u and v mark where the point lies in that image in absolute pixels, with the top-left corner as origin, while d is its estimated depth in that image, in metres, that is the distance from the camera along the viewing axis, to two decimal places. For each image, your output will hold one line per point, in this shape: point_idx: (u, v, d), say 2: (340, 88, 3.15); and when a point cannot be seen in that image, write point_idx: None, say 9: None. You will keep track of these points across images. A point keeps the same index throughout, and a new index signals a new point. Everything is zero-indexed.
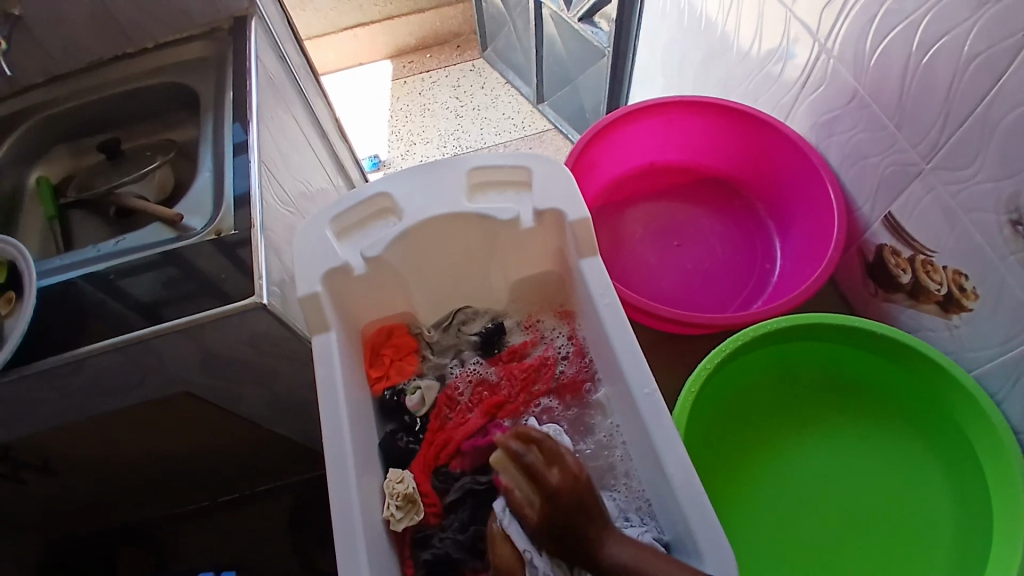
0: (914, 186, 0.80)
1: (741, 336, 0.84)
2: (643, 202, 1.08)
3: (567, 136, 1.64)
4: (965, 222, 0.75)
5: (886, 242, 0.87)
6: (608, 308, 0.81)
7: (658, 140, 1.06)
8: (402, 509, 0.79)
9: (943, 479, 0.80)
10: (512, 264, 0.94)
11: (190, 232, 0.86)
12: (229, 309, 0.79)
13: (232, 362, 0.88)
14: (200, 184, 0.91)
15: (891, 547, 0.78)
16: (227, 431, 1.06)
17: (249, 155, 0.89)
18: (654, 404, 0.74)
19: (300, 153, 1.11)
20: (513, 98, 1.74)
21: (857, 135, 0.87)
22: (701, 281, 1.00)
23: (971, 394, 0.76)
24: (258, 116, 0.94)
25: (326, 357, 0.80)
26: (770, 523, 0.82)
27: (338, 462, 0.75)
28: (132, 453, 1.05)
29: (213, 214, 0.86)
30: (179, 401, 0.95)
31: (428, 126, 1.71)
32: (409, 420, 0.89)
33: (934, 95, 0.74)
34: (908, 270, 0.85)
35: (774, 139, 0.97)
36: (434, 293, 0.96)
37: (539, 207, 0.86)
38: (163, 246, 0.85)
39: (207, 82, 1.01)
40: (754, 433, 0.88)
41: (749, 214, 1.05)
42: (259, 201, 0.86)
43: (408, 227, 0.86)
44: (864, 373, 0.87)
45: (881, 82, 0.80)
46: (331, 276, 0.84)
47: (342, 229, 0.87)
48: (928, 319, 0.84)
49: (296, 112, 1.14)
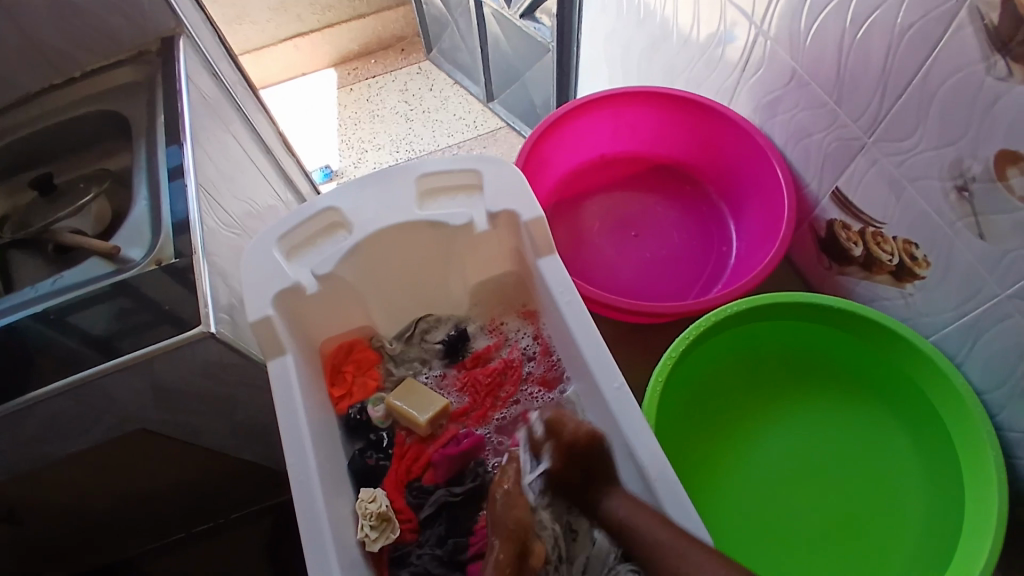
0: (858, 159, 0.81)
1: (701, 323, 0.84)
2: (598, 195, 1.07)
3: (520, 132, 1.63)
4: (910, 191, 0.76)
5: (836, 217, 0.88)
6: (569, 306, 0.81)
7: (607, 132, 1.06)
8: (377, 528, 0.77)
9: (911, 446, 0.82)
10: (469, 267, 0.93)
11: (129, 264, 0.82)
12: (178, 340, 0.77)
13: (188, 395, 0.85)
14: (137, 212, 0.87)
15: (867, 516, 0.79)
16: (193, 464, 1.03)
17: (185, 178, 0.86)
18: (623, 399, 0.73)
19: (243, 172, 1.08)
20: (462, 98, 1.72)
21: (800, 113, 0.87)
22: (660, 269, 1.00)
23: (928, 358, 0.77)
24: (193, 136, 0.91)
25: (283, 382, 0.79)
26: (744, 504, 0.82)
27: (304, 486, 0.73)
28: (96, 496, 1.00)
29: (152, 242, 0.82)
30: (138, 439, 0.91)
31: (378, 133, 1.68)
32: (376, 438, 0.86)
33: (871, 68, 0.74)
34: (859, 243, 0.85)
35: (720, 123, 0.97)
36: (393, 305, 0.94)
37: (492, 209, 0.85)
38: (103, 280, 0.81)
39: (138, 105, 0.97)
40: (725, 418, 0.88)
41: (703, 199, 1.06)
42: (199, 225, 0.83)
43: (360, 239, 0.85)
44: (830, 350, 0.88)
45: (819, 60, 0.80)
46: (283, 298, 0.82)
47: (291, 248, 0.85)
48: (882, 290, 0.85)
49: (235, 130, 1.11)
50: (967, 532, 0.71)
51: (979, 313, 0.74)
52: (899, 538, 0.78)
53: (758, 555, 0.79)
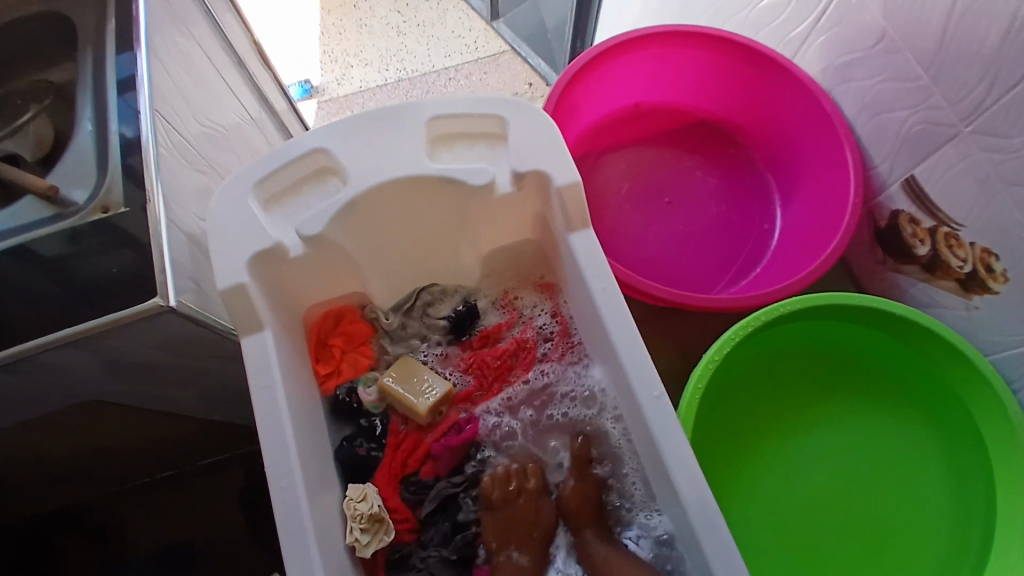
0: (946, 149, 0.70)
1: (751, 320, 0.74)
2: (628, 152, 0.95)
3: (526, 59, 1.44)
4: (1004, 196, 0.66)
5: (904, 209, 0.78)
6: (604, 295, 0.69)
7: (646, 77, 0.91)
8: (368, 531, 0.69)
9: (944, 457, 0.76)
10: (484, 233, 0.81)
11: (71, 208, 0.67)
12: (123, 315, 0.63)
13: (148, 367, 0.73)
14: (80, 139, 0.71)
15: (893, 532, 0.74)
16: (156, 426, 0.92)
17: (138, 92, 0.70)
18: (662, 410, 0.64)
19: (215, 92, 0.90)
20: (463, 13, 1.52)
21: (882, 84, 0.75)
22: (694, 245, 0.89)
23: (980, 370, 0.70)
24: (151, 49, 0.74)
25: (262, 362, 0.67)
26: (766, 512, 0.76)
27: (286, 493, 0.63)
28: (43, 456, 0.90)
29: (98, 181, 0.67)
30: (90, 405, 0.79)
31: (366, 45, 1.48)
32: (367, 424, 0.77)
33: (985, 45, 0.63)
34: (926, 241, 0.76)
35: (779, 79, 0.84)
36: (394, 271, 0.82)
37: (518, 170, 0.71)
38: (38, 228, 0.66)
39: (82, 5, 0.78)
40: (749, 416, 0.80)
41: (745, 164, 0.94)
42: (155, 154, 0.68)
43: (358, 195, 0.71)
44: (865, 349, 0.81)
45: (922, 24, 0.67)
46: (260, 260, 0.69)
47: (270, 198, 0.72)
48: (943, 296, 0.76)
49: (202, 37, 0.92)
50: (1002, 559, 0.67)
51: None
52: (924, 556, 0.73)
53: (776, 569, 0.73)
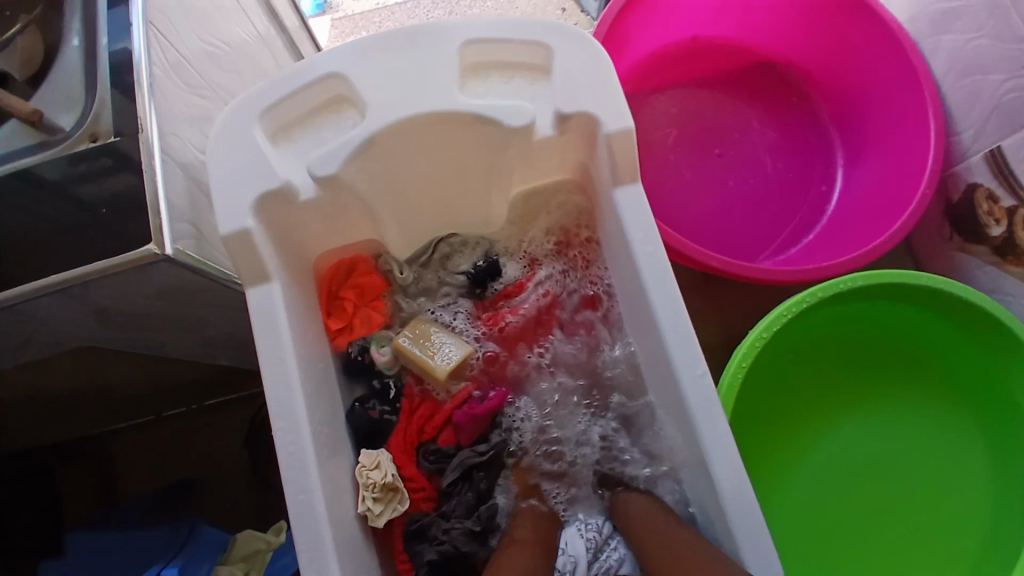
0: None
1: (805, 298, 0.69)
2: (677, 94, 0.86)
3: None
4: None
5: (982, 183, 0.70)
6: (650, 261, 0.63)
7: (706, 7, 0.81)
8: (381, 500, 0.66)
9: (987, 443, 0.72)
10: (517, 178, 0.74)
11: (55, 136, 0.59)
12: (116, 262, 0.57)
13: (146, 316, 0.67)
14: (67, 55, 0.62)
15: (930, 521, 0.72)
16: (157, 368, 0.88)
17: (128, 4, 0.61)
18: (706, 393, 0.59)
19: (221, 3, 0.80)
20: None
21: (979, 39, 0.66)
22: (743, 204, 0.82)
23: None
24: None
25: (271, 316, 0.62)
26: (799, 500, 0.73)
27: (294, 459, 0.59)
28: (39, 394, 0.85)
29: (86, 107, 0.59)
30: (85, 351, 0.74)
31: None
32: (380, 386, 0.73)
33: None
34: (1002, 222, 0.68)
35: (859, 17, 0.75)
36: (419, 218, 0.75)
37: (563, 111, 0.63)
38: (20, 159, 0.59)
39: None
40: (785, 398, 0.76)
41: (805, 116, 0.85)
42: (150, 76, 0.59)
43: (380, 132, 0.63)
44: (910, 332, 0.76)
45: None
46: (267, 203, 0.62)
47: (279, 132, 0.64)
48: (1011, 283, 0.70)
49: None
50: None
51: None
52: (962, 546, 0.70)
53: (809, 557, 0.71)
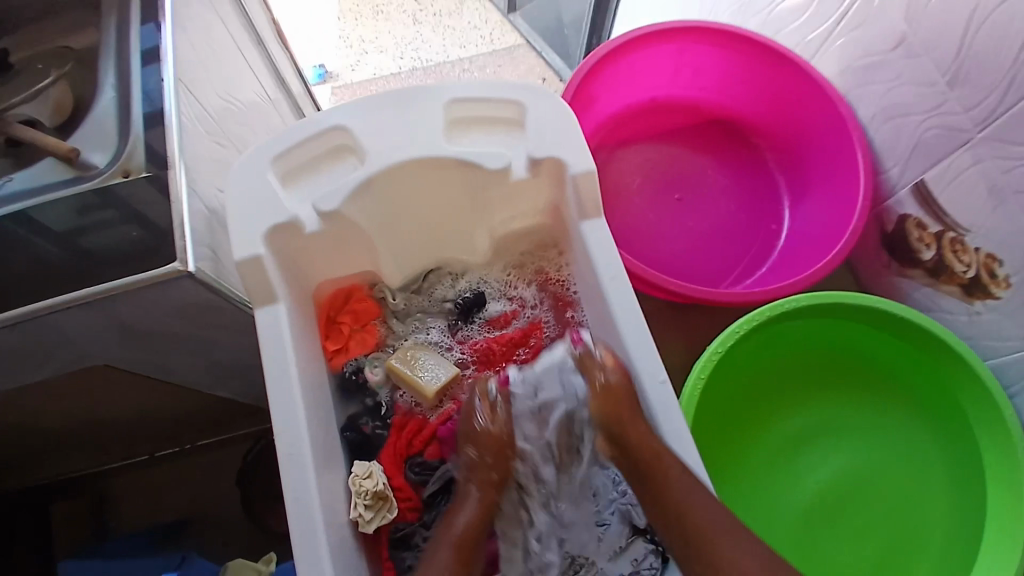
0: (959, 155, 0.71)
1: (757, 315, 0.76)
2: (641, 145, 0.96)
3: (541, 54, 1.45)
4: (1011, 204, 0.66)
5: (911, 213, 0.78)
6: (614, 283, 0.70)
7: (665, 71, 0.92)
8: (372, 508, 0.69)
9: (939, 454, 0.78)
10: (497, 216, 0.82)
11: (91, 171, 0.67)
12: (139, 280, 0.65)
13: (158, 334, 0.74)
14: (102, 102, 0.71)
15: (888, 526, 0.77)
16: (158, 399, 0.92)
17: (161, 62, 0.71)
18: (666, 397, 0.64)
19: (235, 68, 0.91)
20: (480, 5, 1.53)
21: (899, 88, 0.76)
22: (703, 241, 0.90)
23: (976, 372, 0.72)
24: (175, 20, 0.75)
25: (273, 333, 0.68)
26: (766, 506, 0.78)
27: (294, 462, 0.64)
28: (45, 423, 0.90)
29: (120, 147, 0.68)
30: (97, 372, 0.79)
31: (382, 33, 1.49)
32: (373, 404, 0.78)
33: (1005, 52, 0.64)
34: (932, 246, 0.77)
35: (795, 78, 0.85)
36: (407, 251, 0.83)
37: (535, 154, 0.72)
38: (58, 190, 0.66)
39: None
40: (751, 413, 0.82)
41: (756, 164, 0.95)
42: (176, 122, 0.69)
43: (373, 174, 0.72)
44: (862, 348, 0.82)
45: (938, 30, 0.69)
46: (274, 235, 0.70)
47: (287, 172, 0.72)
48: (945, 301, 0.78)
49: (223, 12, 0.92)
50: (991, 554, 0.69)
51: None
52: (919, 549, 0.75)
53: None
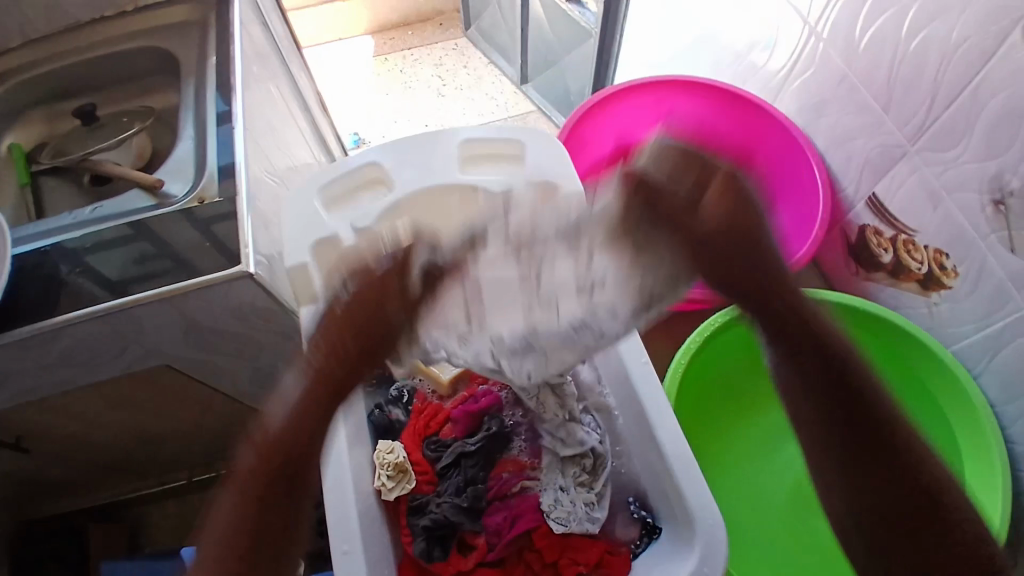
0: (899, 167, 0.82)
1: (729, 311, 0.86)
2: None
3: (550, 118, 1.64)
4: (947, 202, 0.77)
5: (869, 223, 0.89)
6: None
7: (649, 118, 1.07)
8: (394, 478, 0.78)
9: None
10: None
11: (170, 200, 0.83)
12: (216, 276, 0.76)
13: (214, 333, 0.86)
14: (182, 151, 0.87)
15: None
16: (207, 408, 1.03)
17: (233, 124, 0.85)
18: (648, 373, 0.73)
19: (287, 125, 1.08)
20: (496, 79, 1.72)
21: (845, 117, 0.89)
22: None
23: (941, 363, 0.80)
24: (243, 84, 0.91)
25: (314, 329, 0.80)
26: (754, 497, 0.85)
27: (328, 436, 0.74)
28: (108, 429, 1.01)
29: (195, 180, 0.83)
30: (158, 373, 0.92)
31: (410, 104, 1.68)
32: (396, 394, 0.88)
33: (923, 77, 0.76)
34: (889, 250, 0.87)
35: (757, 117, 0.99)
36: None
37: (532, 180, 0.85)
38: (141, 213, 0.82)
39: (188, 47, 0.97)
40: (736, 413, 0.90)
41: None
42: (245, 173, 0.83)
43: (399, 199, 0.86)
44: None
45: (870, 64, 0.82)
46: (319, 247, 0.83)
47: (330, 199, 0.86)
48: (907, 298, 0.86)
49: (279, 82, 1.10)
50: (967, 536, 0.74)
51: (1001, 327, 0.75)
52: None
53: (771, 551, 0.81)
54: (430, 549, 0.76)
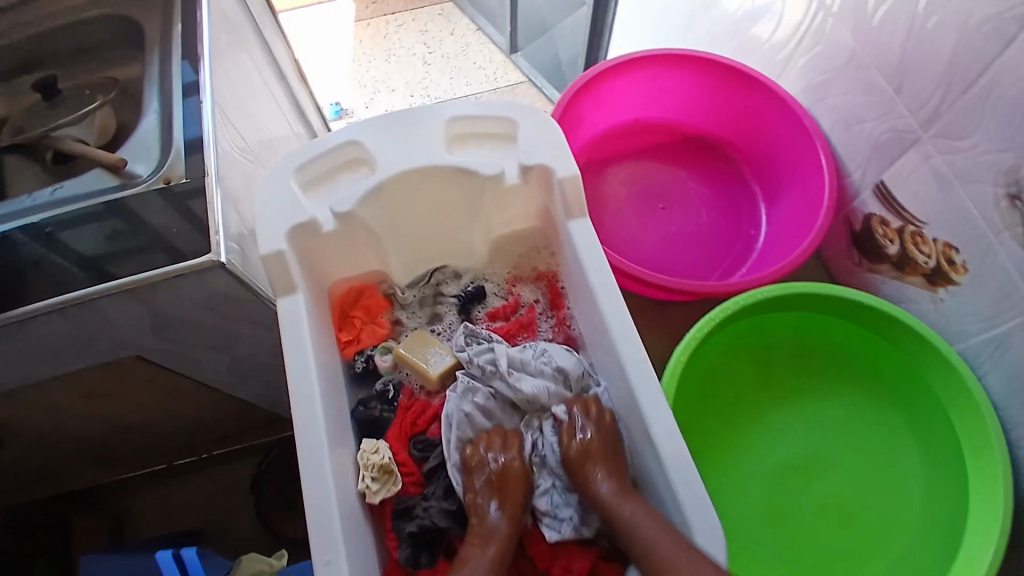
0: (910, 154, 0.78)
1: (731, 303, 0.82)
2: (625, 163, 1.04)
3: (539, 89, 1.55)
4: (960, 193, 0.73)
5: (875, 212, 0.86)
6: (598, 274, 0.77)
7: (645, 94, 1.01)
8: (379, 480, 0.75)
9: (916, 444, 0.82)
10: (494, 220, 0.90)
11: (134, 180, 0.76)
12: (182, 268, 0.71)
13: (187, 324, 0.81)
14: (144, 128, 0.79)
15: (863, 517, 0.81)
16: (182, 397, 0.99)
17: (200, 97, 0.79)
18: (644, 373, 0.70)
19: (261, 98, 1.01)
20: (484, 46, 1.64)
21: (854, 99, 0.84)
22: (686, 245, 0.98)
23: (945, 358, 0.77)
24: (211, 53, 0.84)
25: (292, 321, 0.75)
26: (751, 491, 0.83)
27: (309, 436, 0.70)
28: (79, 420, 0.96)
29: (160, 158, 0.76)
30: (129, 365, 0.86)
31: (394, 73, 1.60)
32: (381, 389, 0.85)
33: (939, 60, 0.72)
34: (895, 241, 0.83)
35: (759, 96, 0.94)
36: (411, 252, 0.91)
37: (525, 163, 0.80)
38: (104, 196, 0.75)
39: (152, 13, 0.90)
40: (733, 405, 0.87)
41: (734, 177, 1.03)
42: (213, 148, 0.76)
43: (381, 180, 0.80)
44: (838, 341, 0.88)
45: (882, 43, 0.77)
46: (296, 233, 0.78)
47: (308, 180, 0.81)
48: (911, 291, 0.83)
49: (252, 50, 1.03)
50: (967, 539, 0.72)
51: (1009, 326, 0.72)
52: (895, 537, 0.79)
53: (764, 546, 0.80)
54: (417, 555, 0.74)
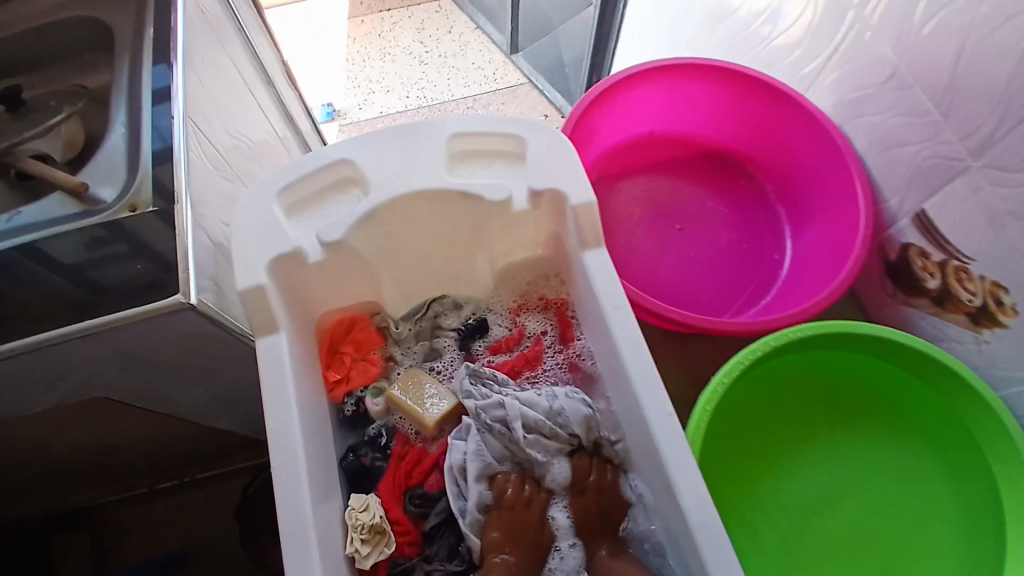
0: (956, 184, 0.72)
1: (762, 344, 0.76)
2: (639, 178, 0.97)
3: (542, 92, 1.47)
4: (1013, 230, 0.67)
5: (915, 242, 0.79)
6: (616, 313, 0.69)
7: (661, 105, 0.94)
8: (369, 542, 0.69)
9: (951, 490, 0.76)
10: (498, 245, 0.83)
11: (98, 206, 0.67)
12: (145, 310, 0.64)
13: (159, 365, 0.73)
14: (110, 145, 0.71)
15: (895, 570, 0.74)
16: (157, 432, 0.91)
17: (171, 105, 0.71)
18: (670, 428, 0.63)
19: (243, 107, 0.93)
20: (484, 46, 1.56)
21: (893, 120, 0.77)
22: (705, 271, 0.91)
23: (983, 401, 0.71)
24: (185, 59, 0.76)
25: (275, 366, 0.68)
26: (774, 540, 0.76)
27: (292, 497, 0.63)
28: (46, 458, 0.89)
29: (127, 181, 0.67)
30: (97, 406, 0.79)
31: (388, 72, 1.52)
32: (372, 435, 0.79)
33: (996, 82, 0.65)
34: (936, 275, 0.77)
35: (786, 111, 0.87)
36: (408, 280, 0.84)
37: (536, 186, 0.73)
38: (63, 225, 0.66)
39: (124, 15, 0.81)
40: (754, 445, 0.81)
41: (755, 195, 0.96)
42: (183, 159, 0.68)
43: (376, 206, 0.73)
44: (865, 377, 0.83)
45: (930, 59, 0.70)
46: (280, 265, 0.70)
47: (293, 205, 0.73)
48: (952, 330, 0.77)
49: (234, 54, 0.95)
50: None
51: None
52: None
53: None
54: None
